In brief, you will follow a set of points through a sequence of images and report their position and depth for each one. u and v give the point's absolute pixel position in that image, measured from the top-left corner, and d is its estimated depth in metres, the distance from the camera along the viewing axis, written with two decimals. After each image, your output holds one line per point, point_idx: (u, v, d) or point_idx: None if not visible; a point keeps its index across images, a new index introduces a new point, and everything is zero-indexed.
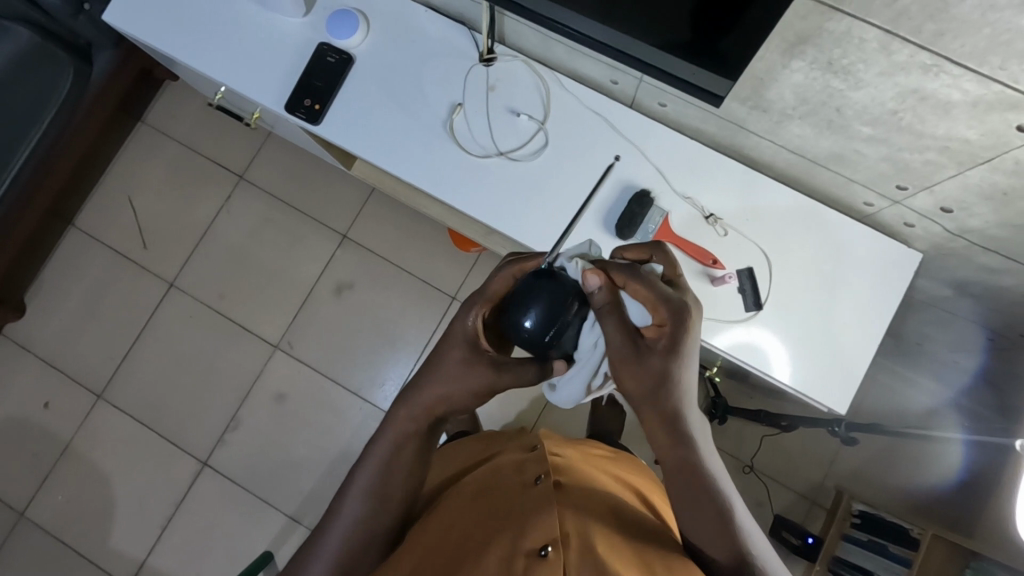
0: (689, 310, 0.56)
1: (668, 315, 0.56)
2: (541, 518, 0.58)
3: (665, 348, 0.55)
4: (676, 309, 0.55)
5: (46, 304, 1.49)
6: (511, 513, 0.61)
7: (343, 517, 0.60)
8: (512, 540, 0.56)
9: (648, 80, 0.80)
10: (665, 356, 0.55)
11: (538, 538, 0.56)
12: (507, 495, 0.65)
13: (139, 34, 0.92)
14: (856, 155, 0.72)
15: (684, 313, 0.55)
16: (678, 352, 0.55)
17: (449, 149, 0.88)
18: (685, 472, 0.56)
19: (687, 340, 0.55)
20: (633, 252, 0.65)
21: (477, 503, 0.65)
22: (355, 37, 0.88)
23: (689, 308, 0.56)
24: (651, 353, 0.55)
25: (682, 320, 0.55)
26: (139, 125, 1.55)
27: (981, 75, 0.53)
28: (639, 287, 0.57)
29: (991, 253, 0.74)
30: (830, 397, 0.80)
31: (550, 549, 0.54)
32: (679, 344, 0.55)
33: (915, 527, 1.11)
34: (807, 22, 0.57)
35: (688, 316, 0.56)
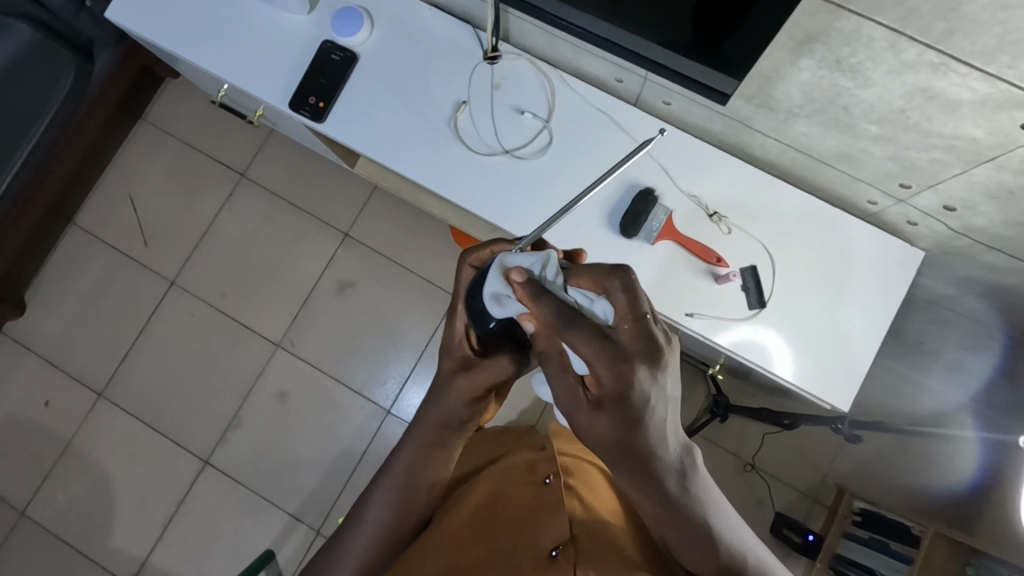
0: (637, 362, 0.45)
1: (608, 379, 0.45)
2: (554, 523, 0.59)
3: (613, 408, 0.46)
4: (618, 366, 0.45)
5: (46, 302, 1.48)
6: (524, 517, 0.62)
7: (367, 521, 0.64)
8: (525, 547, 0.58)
9: (652, 78, 0.80)
10: (619, 415, 0.46)
11: (552, 544, 0.57)
12: (520, 499, 0.65)
13: (142, 32, 0.92)
14: (862, 154, 0.72)
15: (628, 376, 0.45)
16: (621, 418, 0.46)
17: (453, 148, 0.88)
18: (659, 509, 0.50)
19: (639, 398, 0.46)
20: (588, 282, 0.49)
21: (490, 505, 0.66)
22: (359, 35, 0.88)
23: (638, 361, 0.45)
24: (598, 411, 0.47)
25: (627, 387, 0.45)
26: (139, 122, 1.54)
27: (990, 74, 0.53)
28: (579, 347, 0.45)
29: (996, 251, 0.74)
30: (833, 394, 0.80)
31: (563, 554, 0.55)
32: (631, 408, 0.45)
33: (916, 524, 1.11)
34: (815, 21, 0.57)
35: (634, 371, 0.45)
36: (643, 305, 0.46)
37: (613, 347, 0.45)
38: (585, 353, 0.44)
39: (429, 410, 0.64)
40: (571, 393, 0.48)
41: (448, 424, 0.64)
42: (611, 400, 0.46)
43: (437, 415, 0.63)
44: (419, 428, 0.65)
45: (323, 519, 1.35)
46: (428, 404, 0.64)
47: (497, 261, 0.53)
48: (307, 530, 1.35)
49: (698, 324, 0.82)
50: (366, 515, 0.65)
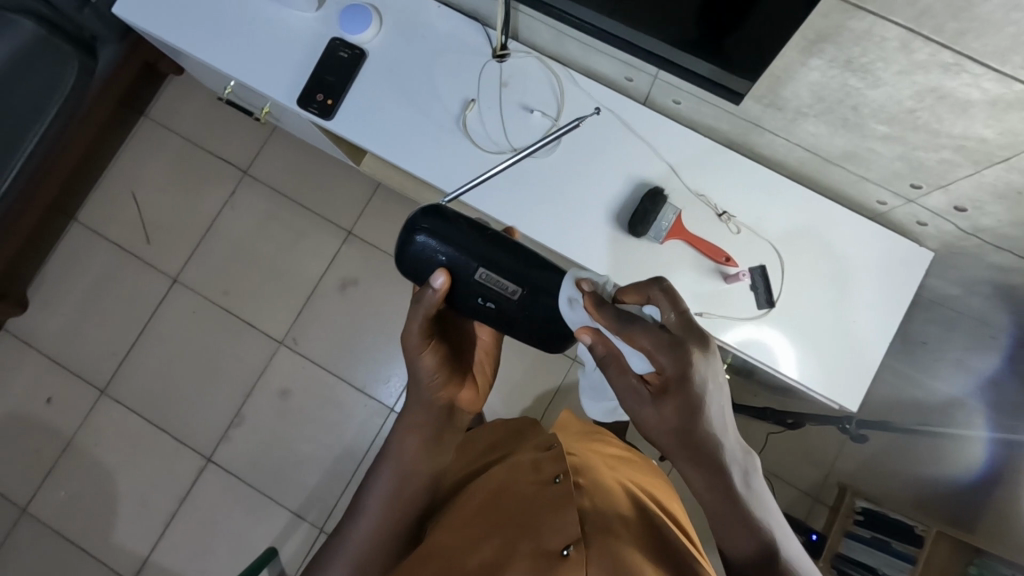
0: (692, 347, 0.47)
1: (668, 363, 0.47)
2: (561, 517, 0.58)
3: (676, 392, 0.47)
4: (678, 354, 0.47)
5: (48, 299, 1.48)
6: (531, 512, 0.61)
7: (367, 513, 0.69)
8: (534, 541, 0.57)
9: (661, 77, 0.81)
10: (682, 401, 0.47)
11: (559, 538, 0.56)
12: (525, 496, 0.64)
13: (149, 28, 0.92)
14: (871, 154, 0.72)
15: (684, 358, 0.47)
16: (681, 403, 0.47)
17: (462, 145, 0.88)
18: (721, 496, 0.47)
19: (697, 382, 0.47)
20: (633, 292, 0.54)
21: (495, 503, 0.65)
22: (367, 32, 0.88)
23: (691, 346, 0.47)
24: (662, 398, 0.48)
25: (686, 370, 0.47)
26: (142, 119, 1.54)
27: (1002, 74, 0.53)
28: (640, 337, 0.48)
29: (1003, 252, 0.74)
30: (840, 394, 0.81)
31: (572, 548, 0.54)
32: (692, 391, 0.47)
33: (919, 523, 1.12)
34: (827, 21, 0.57)
35: (690, 355, 0.47)
36: (683, 306, 0.49)
37: (671, 336, 0.48)
38: (646, 344, 0.48)
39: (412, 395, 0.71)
40: (631, 393, 0.50)
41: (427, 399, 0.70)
42: (673, 386, 0.47)
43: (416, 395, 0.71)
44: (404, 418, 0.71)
45: (326, 517, 1.35)
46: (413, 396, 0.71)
47: (569, 275, 0.61)
48: (309, 528, 1.35)
49: (707, 322, 0.83)
50: (365, 510, 0.69)
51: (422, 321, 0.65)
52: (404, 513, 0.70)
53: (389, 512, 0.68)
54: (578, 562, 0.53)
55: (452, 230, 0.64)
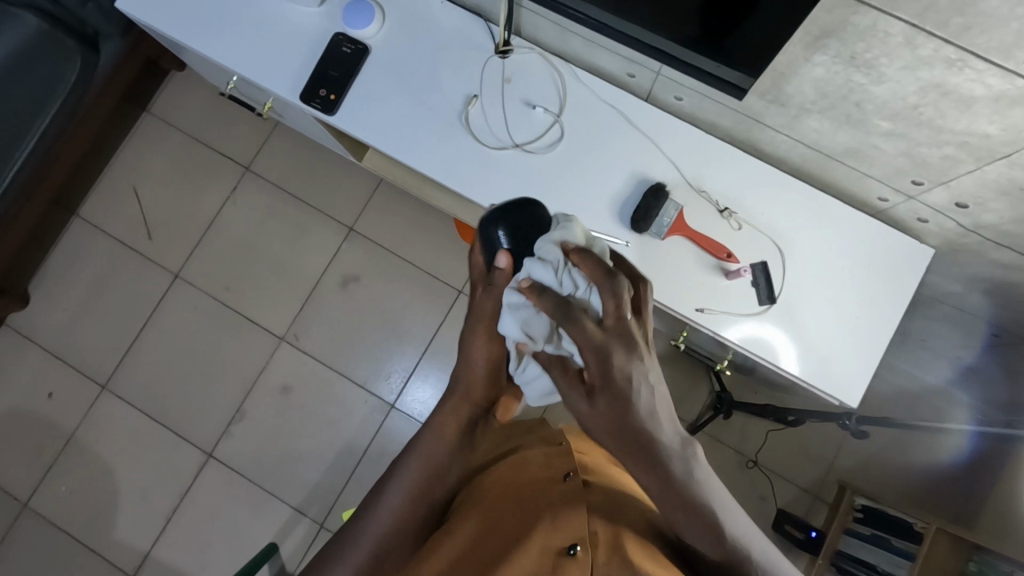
0: (616, 350, 0.45)
1: (592, 363, 0.45)
2: (572, 513, 0.57)
3: (604, 394, 0.45)
4: (603, 356, 0.45)
5: (50, 294, 1.48)
6: (538, 506, 0.59)
7: (388, 506, 0.59)
8: (541, 534, 0.55)
9: (664, 73, 0.80)
10: (612, 400, 0.45)
11: (565, 536, 0.54)
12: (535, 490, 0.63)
13: (151, 22, 0.92)
14: (873, 150, 0.72)
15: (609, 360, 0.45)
16: (615, 404, 0.45)
17: (464, 141, 0.88)
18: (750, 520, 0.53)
19: (621, 375, 0.45)
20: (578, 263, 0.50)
21: (505, 495, 0.63)
22: (371, 27, 0.88)
23: (614, 351, 0.45)
24: (595, 399, 0.45)
25: (609, 368, 0.45)
26: (144, 115, 1.54)
27: (1006, 70, 0.53)
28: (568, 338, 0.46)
29: (1004, 249, 0.75)
30: (841, 391, 0.81)
31: (579, 548, 0.52)
32: (619, 390, 0.45)
33: (918, 520, 1.11)
34: (832, 16, 0.57)
35: (614, 357, 0.45)
36: (625, 310, 0.46)
37: (600, 335, 0.45)
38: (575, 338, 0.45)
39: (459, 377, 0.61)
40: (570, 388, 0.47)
41: (472, 393, 0.60)
42: (599, 388, 0.45)
43: (463, 383, 0.61)
44: (442, 409, 0.61)
45: (327, 512, 1.36)
46: (456, 382, 0.61)
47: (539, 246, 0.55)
48: (310, 524, 1.35)
49: (708, 318, 0.83)
50: (384, 499, 0.60)
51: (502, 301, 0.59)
52: (426, 506, 0.60)
53: (414, 505, 0.60)
54: (586, 563, 0.51)
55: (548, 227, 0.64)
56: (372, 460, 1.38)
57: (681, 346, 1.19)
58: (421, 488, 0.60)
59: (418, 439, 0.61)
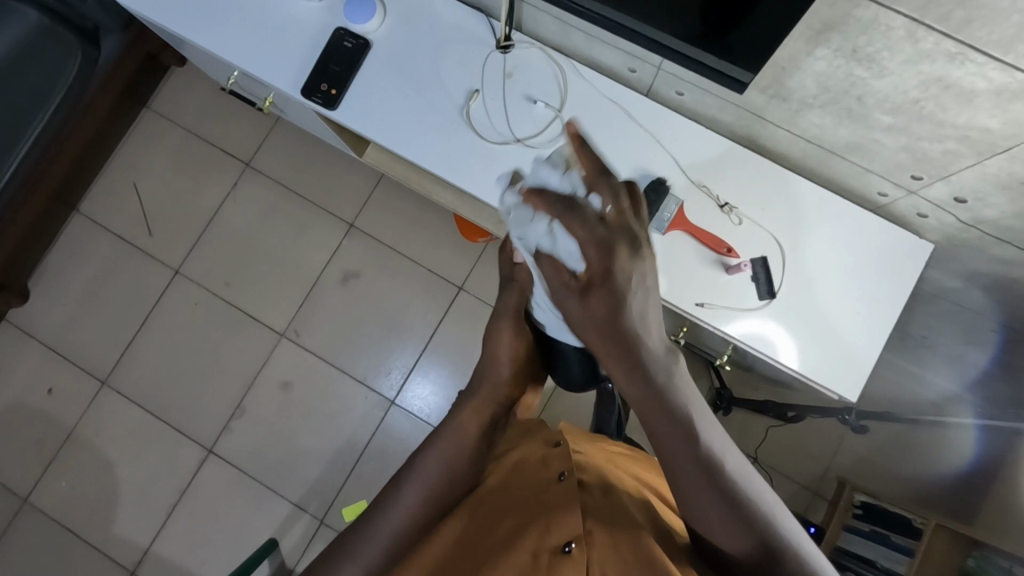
0: (620, 245, 0.42)
1: (593, 258, 0.41)
2: (566, 513, 0.55)
3: (601, 288, 0.42)
4: (604, 248, 0.41)
5: (50, 290, 1.48)
6: (534, 509, 0.58)
7: (405, 505, 0.64)
8: (536, 534, 0.54)
9: (666, 68, 0.81)
10: (608, 296, 0.42)
11: (561, 534, 0.53)
12: (528, 488, 0.62)
13: (152, 15, 0.92)
14: (874, 144, 0.72)
15: (612, 255, 0.41)
16: (604, 300, 0.42)
17: (466, 136, 0.88)
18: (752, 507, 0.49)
19: (624, 277, 0.41)
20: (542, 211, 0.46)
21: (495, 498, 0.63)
22: (372, 21, 0.88)
23: (620, 244, 0.42)
24: (588, 295, 0.42)
25: (611, 265, 0.41)
26: (144, 111, 1.54)
27: (1007, 63, 0.54)
28: (572, 230, 0.42)
29: (1004, 244, 0.75)
30: (840, 386, 0.81)
31: (574, 546, 0.52)
32: (619, 284, 0.41)
33: (917, 516, 1.12)
34: (834, 9, 0.57)
35: (618, 251, 0.42)
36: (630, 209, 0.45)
37: (603, 228, 0.42)
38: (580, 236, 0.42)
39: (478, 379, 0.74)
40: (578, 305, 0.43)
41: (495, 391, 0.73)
42: (598, 290, 0.42)
43: (487, 381, 0.73)
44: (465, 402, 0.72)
45: (326, 508, 1.36)
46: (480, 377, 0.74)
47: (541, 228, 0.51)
48: (310, 520, 1.36)
49: (708, 313, 0.83)
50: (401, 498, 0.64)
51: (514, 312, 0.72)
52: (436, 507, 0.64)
53: (428, 504, 0.64)
54: (580, 558, 0.51)
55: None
56: (371, 457, 1.38)
57: (682, 342, 1.19)
58: (438, 489, 0.65)
59: (437, 439, 0.68)
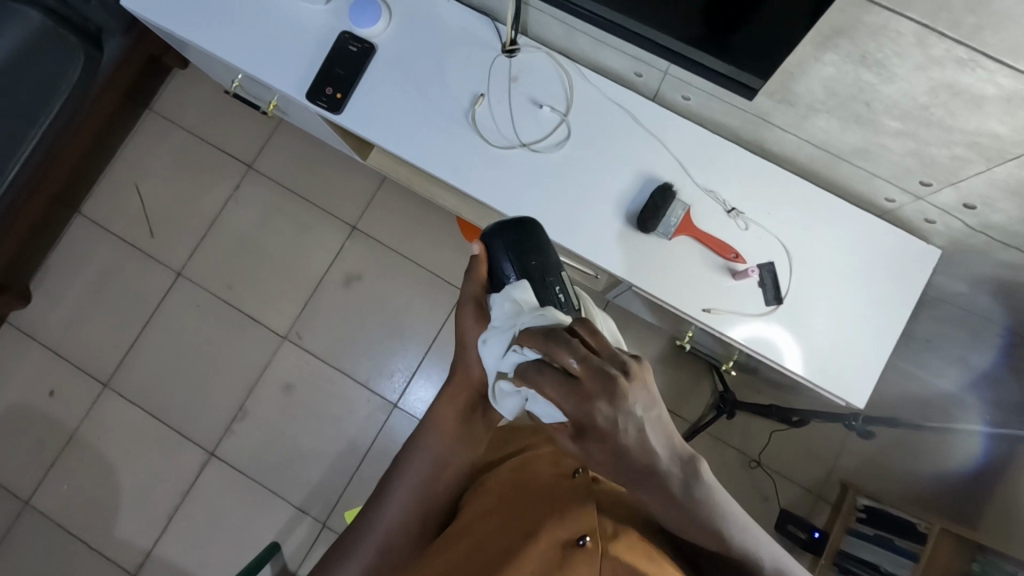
0: (598, 396, 0.41)
1: (570, 410, 0.41)
2: (582, 507, 0.53)
3: (592, 440, 0.41)
4: (586, 405, 0.41)
5: (51, 292, 1.48)
6: (550, 496, 0.56)
7: (392, 507, 0.60)
8: (552, 523, 0.51)
9: (672, 72, 0.80)
10: (602, 447, 0.42)
11: (576, 528, 0.50)
12: (541, 478, 0.60)
13: (156, 18, 0.92)
14: (882, 150, 0.72)
15: (592, 408, 0.41)
16: (598, 440, 0.41)
17: (471, 140, 0.88)
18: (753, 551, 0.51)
19: (605, 423, 0.41)
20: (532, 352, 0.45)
21: (506, 489, 0.59)
22: (377, 25, 0.88)
23: (611, 393, 0.41)
24: (583, 442, 0.42)
25: (588, 418, 0.41)
26: (146, 112, 1.53)
27: (1017, 70, 0.53)
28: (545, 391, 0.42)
29: (1011, 249, 0.75)
30: (846, 391, 0.81)
31: (589, 539, 0.49)
32: (612, 438, 0.41)
33: (922, 521, 1.11)
34: (844, 15, 0.57)
35: (596, 400, 0.41)
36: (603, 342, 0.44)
37: (576, 382, 0.41)
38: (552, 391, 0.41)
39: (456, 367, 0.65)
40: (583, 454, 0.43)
41: (473, 387, 0.63)
42: (598, 442, 0.41)
43: (463, 372, 0.64)
44: (448, 388, 0.64)
45: (329, 511, 1.35)
46: (453, 374, 0.65)
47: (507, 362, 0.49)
48: (312, 523, 1.35)
49: (714, 318, 0.83)
50: (389, 500, 0.61)
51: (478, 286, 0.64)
52: (429, 507, 0.61)
53: (407, 521, 0.60)
54: (596, 555, 0.48)
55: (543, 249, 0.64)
56: (374, 460, 1.38)
57: (685, 345, 1.19)
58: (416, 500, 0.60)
59: (421, 440, 0.62)
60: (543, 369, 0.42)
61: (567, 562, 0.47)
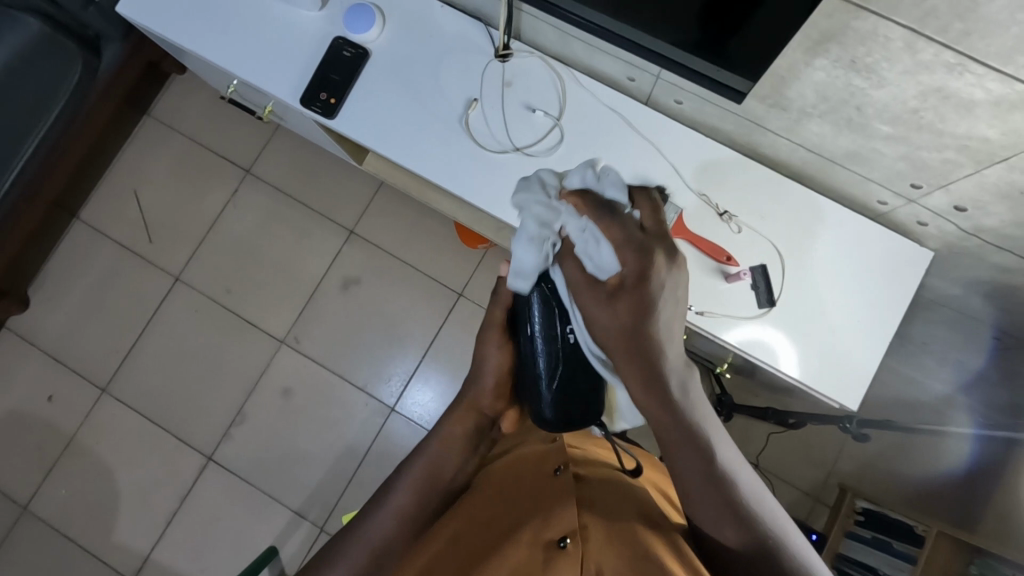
0: (654, 252, 0.53)
1: (629, 261, 0.52)
2: (563, 508, 0.54)
3: (629, 292, 0.52)
4: (642, 253, 0.53)
5: (50, 297, 1.48)
6: (534, 502, 0.58)
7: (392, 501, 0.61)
8: (533, 528, 0.53)
9: (664, 77, 0.81)
10: (632, 301, 0.51)
11: (558, 529, 0.52)
12: (527, 483, 0.62)
13: (151, 26, 0.92)
14: (874, 153, 0.72)
15: (645, 263, 0.52)
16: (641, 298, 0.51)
17: (464, 144, 0.88)
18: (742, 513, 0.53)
19: (651, 285, 0.52)
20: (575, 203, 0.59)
21: (494, 494, 0.62)
22: (371, 32, 0.88)
23: (656, 249, 0.53)
24: (617, 296, 0.52)
25: (643, 270, 0.52)
26: (144, 118, 1.54)
27: (1004, 75, 0.54)
28: (611, 229, 0.54)
29: (1004, 252, 0.75)
30: (841, 393, 0.81)
31: (569, 540, 0.50)
32: (645, 291, 0.51)
33: (920, 523, 1.12)
34: (832, 20, 0.57)
35: (650, 257, 0.53)
36: (662, 216, 0.57)
37: (641, 234, 0.54)
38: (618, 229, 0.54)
39: (467, 384, 0.69)
40: (615, 305, 0.52)
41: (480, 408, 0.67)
42: (630, 295, 0.51)
43: (472, 391, 0.68)
44: (455, 404, 0.67)
45: (327, 515, 1.35)
46: (465, 393, 0.68)
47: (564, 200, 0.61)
48: (310, 527, 1.35)
49: (708, 321, 0.83)
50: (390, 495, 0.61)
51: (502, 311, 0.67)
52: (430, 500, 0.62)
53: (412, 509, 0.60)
54: (576, 556, 0.49)
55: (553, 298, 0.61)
56: (371, 464, 1.37)
57: (681, 348, 1.18)
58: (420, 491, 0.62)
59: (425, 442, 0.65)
60: (614, 216, 0.55)
61: (548, 563, 0.49)
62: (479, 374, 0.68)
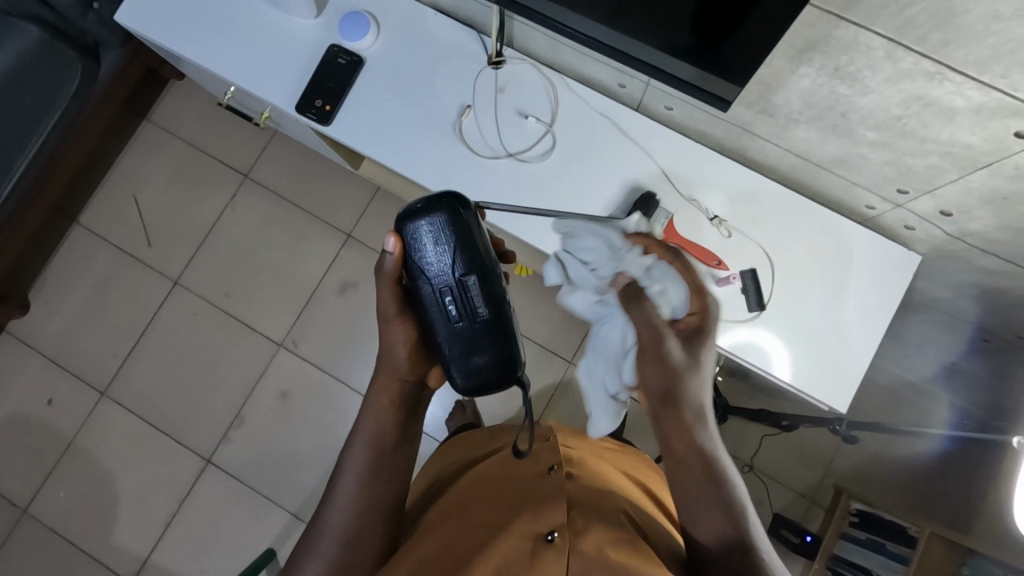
0: (669, 332, 0.56)
1: (645, 337, 0.56)
2: (553, 504, 0.56)
3: (651, 363, 0.55)
4: (654, 330, 0.56)
5: (50, 301, 1.49)
6: (525, 497, 0.59)
7: (342, 491, 0.59)
8: (524, 523, 0.54)
9: (654, 83, 0.82)
10: (658, 371, 0.55)
11: (545, 523, 0.53)
12: (515, 480, 0.64)
13: (149, 34, 0.93)
14: (860, 159, 0.73)
15: (661, 332, 0.55)
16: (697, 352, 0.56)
17: (458, 150, 0.89)
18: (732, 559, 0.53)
19: (671, 352, 0.55)
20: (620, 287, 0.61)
21: (488, 490, 0.63)
22: (365, 39, 0.89)
23: (669, 333, 0.55)
24: (643, 367, 0.56)
25: (657, 344, 0.55)
26: (144, 123, 1.55)
27: (983, 83, 0.55)
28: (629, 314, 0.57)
29: (991, 255, 0.76)
30: (830, 396, 0.82)
31: (557, 535, 0.52)
32: (662, 357, 0.55)
33: (912, 525, 1.12)
34: (814, 30, 0.58)
35: (664, 333, 0.55)
36: (710, 308, 0.58)
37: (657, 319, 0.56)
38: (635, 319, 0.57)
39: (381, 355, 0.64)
40: (645, 378, 0.56)
41: (399, 373, 0.62)
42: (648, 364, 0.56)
43: (388, 361, 0.63)
44: (379, 377, 0.63)
45: None
46: (381, 364, 0.64)
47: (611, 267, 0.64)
48: None
49: None
50: (342, 485, 0.60)
51: (392, 289, 0.62)
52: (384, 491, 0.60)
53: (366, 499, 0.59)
54: (564, 549, 0.51)
55: (470, 237, 0.61)
56: None
57: None
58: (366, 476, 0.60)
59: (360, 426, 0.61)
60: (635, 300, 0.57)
61: (536, 554, 0.50)
62: (389, 344, 0.63)
